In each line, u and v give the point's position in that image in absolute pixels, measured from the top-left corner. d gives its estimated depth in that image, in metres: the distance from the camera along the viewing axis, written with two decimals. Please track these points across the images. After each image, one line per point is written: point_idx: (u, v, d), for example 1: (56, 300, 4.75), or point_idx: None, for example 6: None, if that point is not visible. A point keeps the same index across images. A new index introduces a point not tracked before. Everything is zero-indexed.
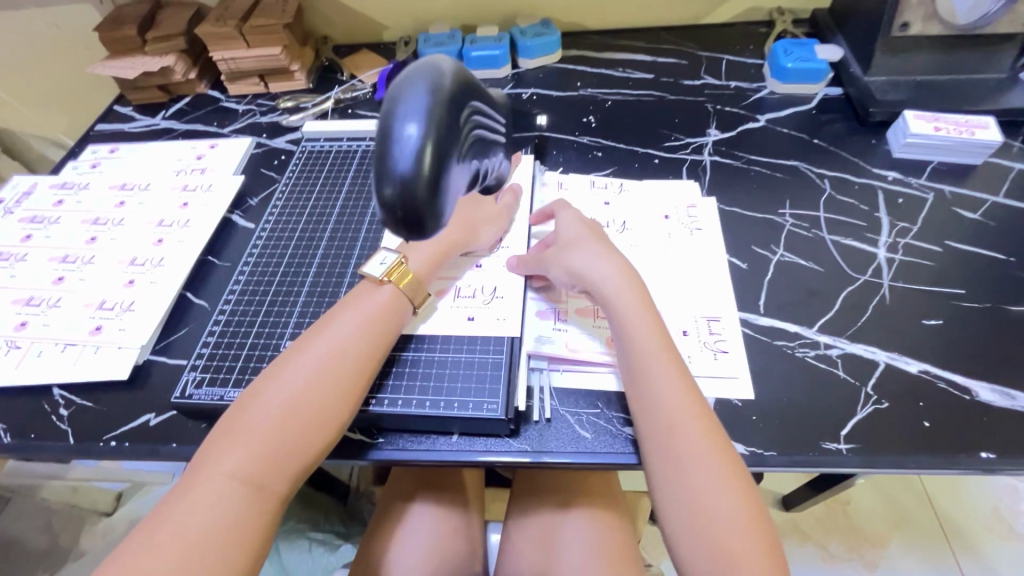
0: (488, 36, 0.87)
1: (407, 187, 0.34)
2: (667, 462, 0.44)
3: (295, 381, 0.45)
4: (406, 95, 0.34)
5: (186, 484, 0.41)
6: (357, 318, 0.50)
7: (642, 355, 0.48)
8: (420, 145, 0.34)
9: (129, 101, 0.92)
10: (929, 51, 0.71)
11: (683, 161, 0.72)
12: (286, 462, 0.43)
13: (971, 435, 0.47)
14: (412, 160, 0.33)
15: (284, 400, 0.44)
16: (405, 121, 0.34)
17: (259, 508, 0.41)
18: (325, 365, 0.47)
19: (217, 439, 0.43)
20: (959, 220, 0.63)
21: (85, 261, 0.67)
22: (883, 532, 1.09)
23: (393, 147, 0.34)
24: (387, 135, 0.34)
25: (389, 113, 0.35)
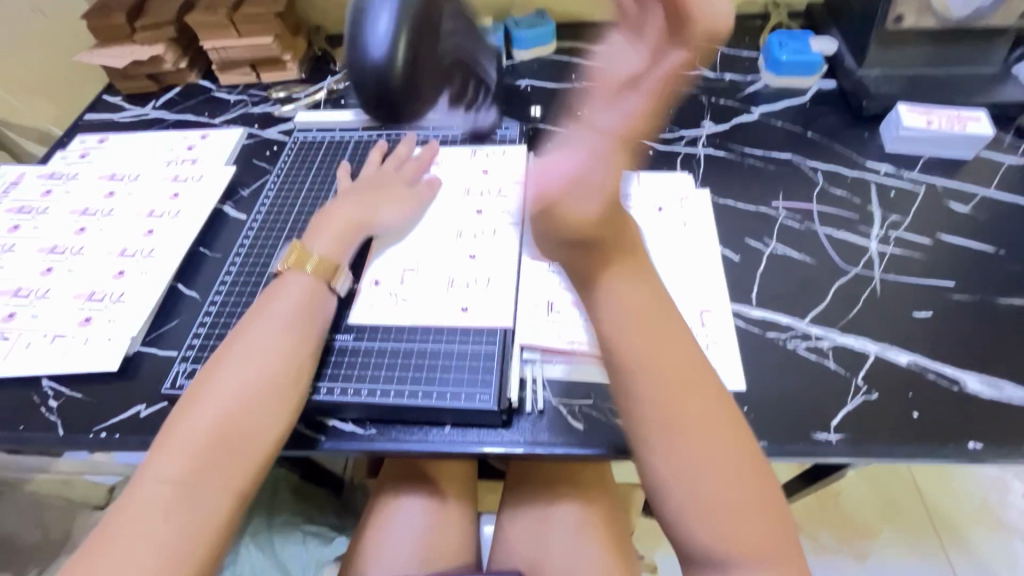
0: (482, 26, 0.86)
1: (380, 71, 0.51)
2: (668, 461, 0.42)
3: (240, 376, 0.46)
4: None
5: (127, 497, 0.40)
6: (290, 309, 0.51)
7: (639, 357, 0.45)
8: (388, 39, 0.50)
9: (118, 90, 0.91)
10: (923, 43, 0.72)
11: (677, 153, 0.72)
12: (242, 457, 0.43)
13: (959, 425, 0.48)
14: (382, 49, 0.50)
15: (231, 396, 0.44)
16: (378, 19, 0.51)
17: (214, 502, 0.41)
18: (268, 360, 0.47)
19: (161, 442, 0.43)
20: (950, 213, 0.63)
21: (73, 252, 0.67)
22: (872, 523, 1.11)
23: (366, 35, 0.51)
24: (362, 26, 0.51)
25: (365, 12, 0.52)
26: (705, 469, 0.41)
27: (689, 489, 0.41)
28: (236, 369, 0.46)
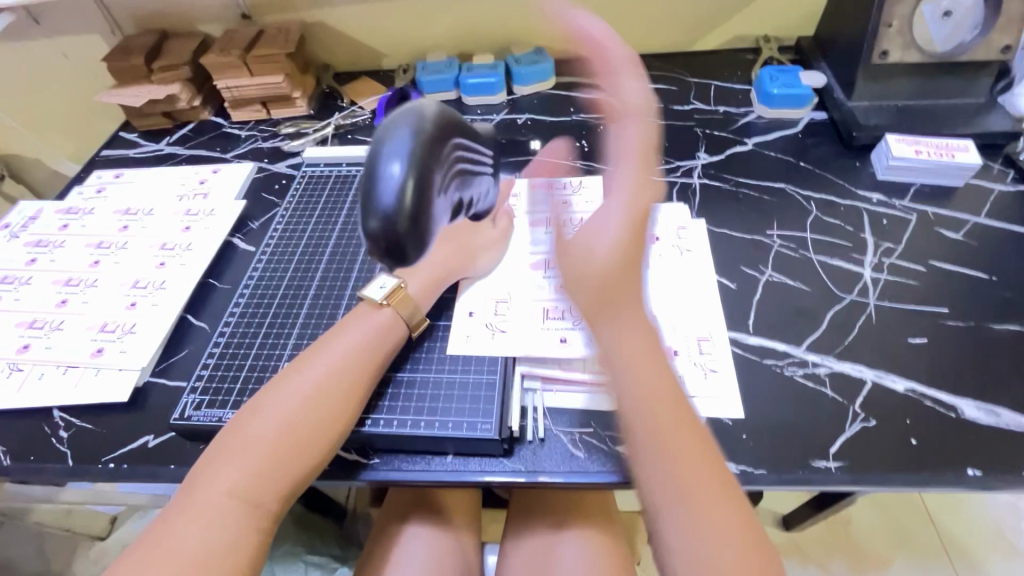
0: (484, 64, 0.90)
1: (391, 219, 0.43)
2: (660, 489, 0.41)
3: (290, 401, 0.46)
4: (389, 147, 0.43)
5: (184, 499, 0.42)
6: (355, 338, 0.51)
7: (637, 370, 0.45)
8: (398, 184, 0.43)
9: (134, 127, 0.95)
10: (910, 76, 0.74)
11: (673, 183, 0.74)
12: (282, 483, 0.43)
13: (958, 452, 0.48)
14: (392, 199, 0.43)
15: (280, 420, 0.45)
16: (389, 164, 0.43)
17: (252, 526, 0.41)
18: (329, 381, 0.48)
19: (213, 456, 0.44)
20: (943, 240, 0.64)
21: (87, 285, 0.69)
22: (884, 552, 1.09)
23: (380, 185, 0.43)
24: (374, 179, 0.43)
25: (375, 160, 0.44)
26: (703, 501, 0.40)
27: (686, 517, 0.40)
28: (295, 385, 0.47)
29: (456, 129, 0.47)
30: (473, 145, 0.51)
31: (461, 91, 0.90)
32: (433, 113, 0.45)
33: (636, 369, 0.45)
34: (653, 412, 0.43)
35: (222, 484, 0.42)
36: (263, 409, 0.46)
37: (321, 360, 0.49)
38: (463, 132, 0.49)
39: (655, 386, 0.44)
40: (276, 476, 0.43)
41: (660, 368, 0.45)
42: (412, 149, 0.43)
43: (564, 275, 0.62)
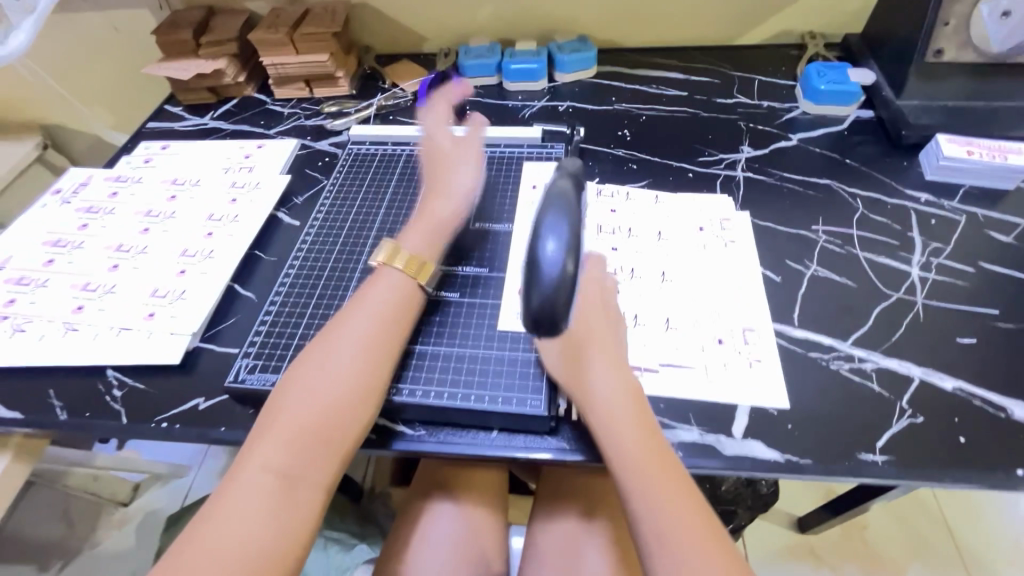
0: (527, 50, 0.90)
1: (549, 296, 0.49)
2: (618, 449, 0.45)
3: (328, 373, 0.47)
4: (547, 226, 0.52)
5: (230, 480, 0.42)
6: (381, 306, 0.52)
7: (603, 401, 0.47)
8: (561, 263, 0.49)
9: (179, 101, 0.96)
10: (963, 76, 0.73)
11: (716, 176, 0.74)
12: (324, 451, 0.44)
13: (1006, 453, 0.48)
14: (557, 271, 0.49)
15: (316, 390, 0.46)
16: (549, 244, 0.50)
17: (300, 499, 0.42)
18: (361, 351, 0.49)
19: (256, 432, 0.45)
20: (993, 242, 0.64)
21: (138, 251, 0.70)
22: (901, 559, 1.08)
23: (542, 264, 0.49)
24: (537, 258, 0.50)
25: (536, 240, 0.51)
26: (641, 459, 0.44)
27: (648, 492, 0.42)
28: (320, 371, 0.48)
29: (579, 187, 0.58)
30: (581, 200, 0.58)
31: (503, 76, 0.90)
32: (568, 188, 0.56)
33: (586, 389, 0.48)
34: (602, 398, 0.48)
35: (267, 462, 0.43)
36: (299, 382, 0.47)
37: (343, 347, 0.49)
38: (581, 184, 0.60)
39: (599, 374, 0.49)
40: (317, 450, 0.44)
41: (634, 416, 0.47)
42: (568, 227, 0.52)
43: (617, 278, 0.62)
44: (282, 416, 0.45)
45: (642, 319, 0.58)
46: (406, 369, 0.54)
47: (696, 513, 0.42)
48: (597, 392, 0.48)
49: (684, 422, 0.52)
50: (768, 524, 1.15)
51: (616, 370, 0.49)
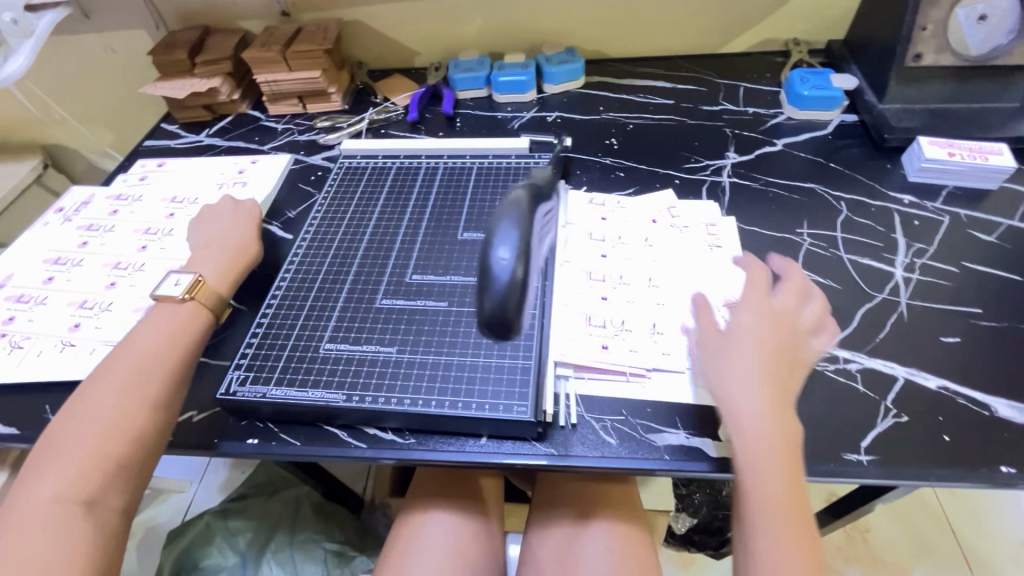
0: (515, 63, 0.92)
1: (501, 302, 0.41)
2: (753, 478, 0.43)
3: (99, 397, 0.48)
4: (499, 229, 0.42)
5: (13, 506, 0.43)
6: (157, 331, 0.54)
7: (751, 420, 0.45)
8: (512, 268, 0.41)
9: (175, 119, 0.98)
10: (943, 79, 0.74)
11: (702, 182, 0.75)
12: (109, 475, 0.45)
13: (991, 450, 0.48)
14: (507, 277, 0.41)
15: (95, 416, 0.47)
16: (500, 249, 0.41)
17: (96, 525, 0.43)
18: (135, 373, 0.50)
19: (38, 457, 0.45)
20: (976, 242, 0.64)
21: (136, 268, 0.71)
22: (905, 563, 1.07)
23: (491, 272, 0.41)
24: (487, 264, 0.42)
25: (487, 244, 0.42)
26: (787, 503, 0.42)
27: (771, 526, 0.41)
28: (124, 362, 0.51)
29: (539, 196, 0.48)
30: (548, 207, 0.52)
31: (493, 89, 0.91)
32: (522, 197, 0.45)
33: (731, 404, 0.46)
34: (743, 419, 0.45)
35: (46, 490, 0.43)
36: (84, 406, 0.47)
37: (144, 337, 0.53)
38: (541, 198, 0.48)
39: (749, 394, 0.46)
40: (96, 474, 0.44)
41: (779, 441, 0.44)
42: (521, 232, 0.43)
43: (604, 284, 0.63)
44: (92, 392, 0.48)
45: (629, 324, 0.59)
46: (394, 379, 0.55)
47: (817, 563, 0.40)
48: (742, 412, 0.45)
49: (670, 426, 0.52)
50: None
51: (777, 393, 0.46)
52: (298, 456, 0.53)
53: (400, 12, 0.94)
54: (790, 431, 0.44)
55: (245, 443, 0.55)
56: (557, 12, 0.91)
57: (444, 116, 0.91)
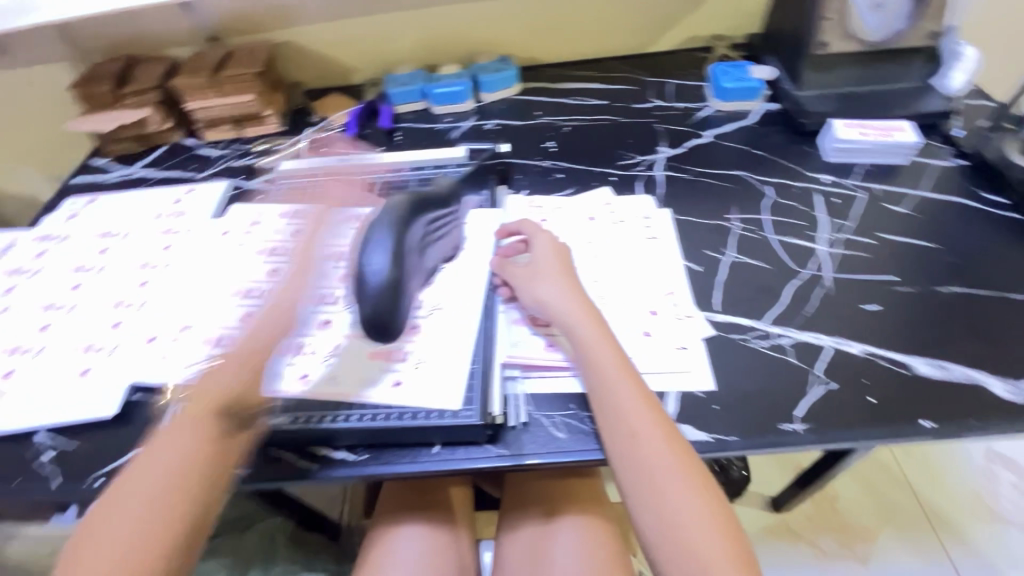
0: (450, 74, 0.93)
1: (376, 301, 0.52)
2: (630, 465, 0.47)
3: (118, 527, 0.45)
4: (374, 235, 0.53)
5: None
6: (174, 453, 0.48)
7: (617, 409, 0.49)
8: (381, 270, 0.51)
9: (105, 153, 0.95)
10: (849, 65, 0.79)
11: (637, 177, 0.77)
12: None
13: (912, 407, 0.51)
14: (378, 279, 0.51)
15: (113, 542, 0.44)
16: (372, 254, 0.52)
17: None
18: (150, 501, 0.46)
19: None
20: (890, 214, 0.69)
21: (70, 308, 0.69)
22: (871, 525, 1.12)
23: (365, 276, 0.52)
24: (362, 265, 0.52)
25: (363, 250, 0.53)
26: (669, 480, 0.46)
27: (656, 502, 0.45)
28: (143, 476, 0.47)
29: (423, 208, 0.59)
30: (440, 216, 0.62)
31: (430, 101, 0.92)
32: (401, 205, 0.56)
33: (602, 399, 0.50)
34: (616, 410, 0.49)
35: None
36: (104, 530, 0.45)
37: (159, 453, 0.48)
38: (430, 206, 0.60)
39: (615, 386, 0.50)
40: None
41: (646, 417, 0.48)
42: (392, 241, 0.53)
43: None
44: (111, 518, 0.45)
45: None
46: (340, 396, 0.54)
47: (717, 520, 0.45)
48: (613, 405, 0.49)
49: None
50: (743, 508, 1.17)
51: (632, 380, 0.50)
52: (248, 483, 0.52)
53: (331, 31, 0.94)
54: (654, 409, 0.49)
55: None
56: (487, 22, 0.93)
57: (383, 130, 0.91)
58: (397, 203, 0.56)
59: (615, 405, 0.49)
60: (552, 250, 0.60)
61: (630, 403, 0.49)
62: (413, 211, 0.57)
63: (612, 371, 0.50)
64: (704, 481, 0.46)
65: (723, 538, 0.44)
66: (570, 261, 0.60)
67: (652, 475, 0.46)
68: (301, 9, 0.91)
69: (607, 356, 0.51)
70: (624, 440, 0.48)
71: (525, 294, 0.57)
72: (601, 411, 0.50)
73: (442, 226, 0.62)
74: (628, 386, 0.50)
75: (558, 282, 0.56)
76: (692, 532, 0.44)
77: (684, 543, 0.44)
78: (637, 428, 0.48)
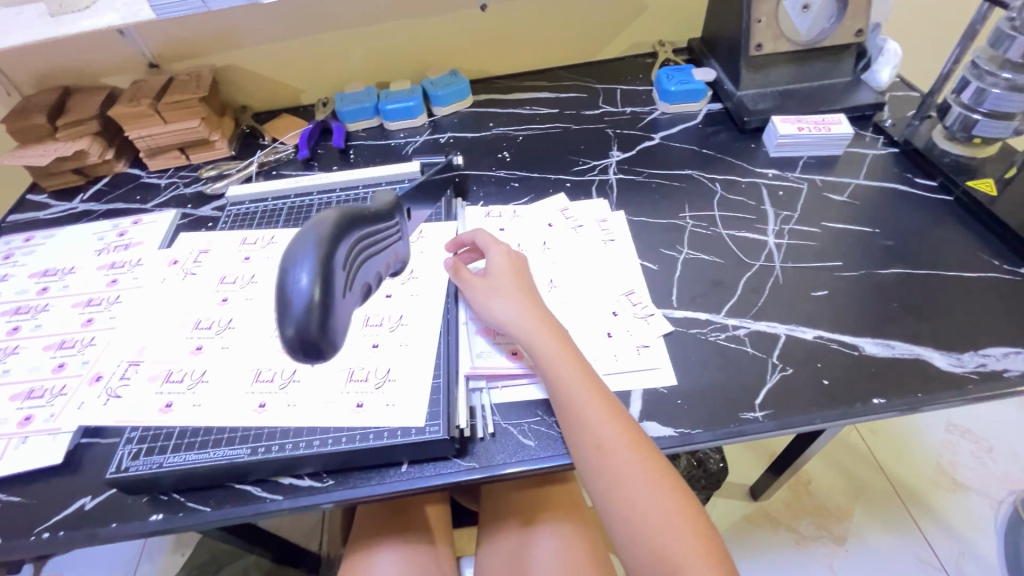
0: (401, 90, 0.93)
1: (303, 325, 0.39)
2: (599, 476, 0.47)
3: None
4: (297, 249, 0.40)
5: None
6: None
7: (581, 421, 0.49)
8: (310, 290, 0.39)
9: (42, 188, 0.91)
10: (785, 64, 0.83)
11: (591, 181, 0.79)
12: None
13: (864, 386, 0.53)
14: (304, 299, 0.39)
15: None
16: (298, 271, 0.39)
17: None
18: None
19: None
20: (831, 203, 0.72)
21: (7, 352, 0.65)
22: (844, 505, 1.15)
23: (288, 295, 0.39)
24: (283, 287, 0.39)
25: (284, 267, 0.40)
26: (637, 487, 0.46)
27: (625, 510, 0.46)
28: None
29: (360, 216, 0.45)
30: (380, 230, 0.47)
31: (382, 117, 0.92)
32: (334, 215, 0.42)
33: (567, 413, 0.50)
34: (582, 423, 0.49)
35: None
36: None
37: None
38: (367, 215, 0.46)
39: (580, 398, 0.50)
40: None
41: (611, 426, 0.49)
42: (320, 251, 0.40)
43: None
44: None
45: None
46: (301, 423, 0.53)
47: (687, 521, 0.46)
48: (579, 418, 0.49)
49: None
50: (722, 499, 1.19)
51: (595, 389, 0.50)
52: (209, 522, 0.50)
53: (278, 53, 0.92)
54: (619, 416, 0.49)
55: (148, 521, 0.51)
56: (435, 37, 0.94)
57: (336, 150, 0.90)
58: (326, 213, 0.42)
59: (581, 418, 0.49)
60: (508, 262, 0.59)
61: (594, 414, 0.49)
62: (347, 215, 0.43)
63: (575, 385, 0.50)
64: (672, 484, 0.47)
65: (694, 539, 0.45)
66: (526, 274, 0.59)
67: (619, 484, 0.47)
68: (246, 32, 0.89)
69: (568, 368, 0.51)
70: (591, 452, 0.48)
71: (483, 310, 0.57)
72: (567, 423, 0.50)
73: (379, 237, 0.47)
74: (591, 396, 0.50)
75: (514, 297, 0.56)
76: (662, 537, 0.45)
77: (657, 549, 0.44)
78: (603, 438, 0.48)
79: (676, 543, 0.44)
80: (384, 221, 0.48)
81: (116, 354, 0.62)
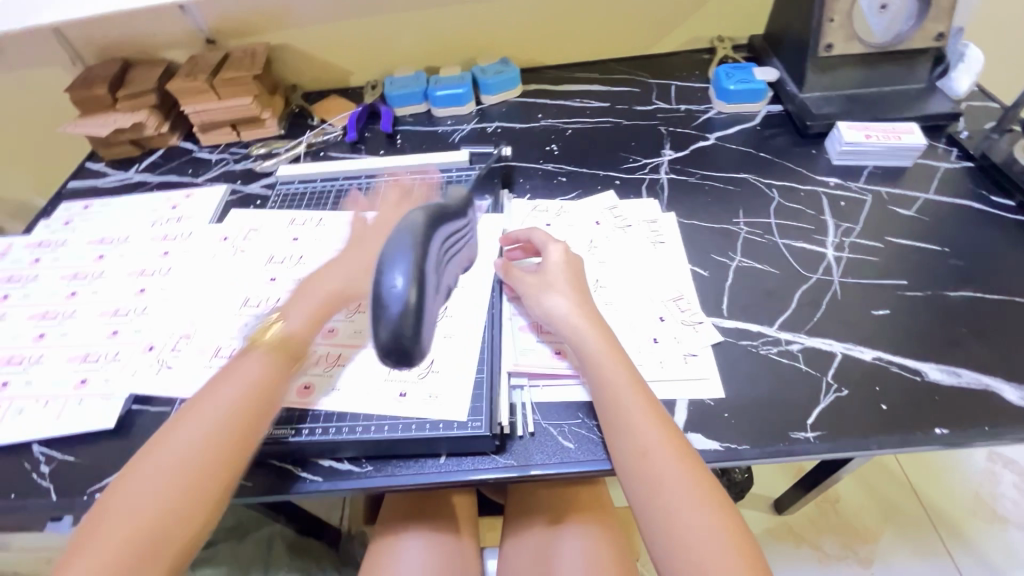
0: (451, 76, 0.92)
1: (398, 328, 0.41)
2: (641, 483, 0.46)
3: None
4: (392, 255, 0.42)
5: None
6: None
7: (626, 424, 0.48)
8: (406, 295, 0.41)
9: (100, 157, 0.94)
10: (855, 66, 0.79)
11: (641, 180, 0.77)
12: None
13: (925, 414, 0.51)
14: (401, 303, 0.40)
15: None
16: (394, 275, 0.41)
17: None
18: None
19: None
20: (896, 217, 0.68)
21: (66, 316, 0.67)
22: (873, 526, 1.12)
23: (385, 299, 0.41)
24: (381, 291, 0.41)
25: (379, 270, 0.42)
26: (679, 497, 0.45)
27: (666, 519, 0.45)
28: None
29: (442, 217, 0.47)
30: (457, 229, 0.49)
31: (430, 103, 0.91)
32: (421, 219, 0.44)
33: (611, 414, 0.49)
34: (626, 426, 0.48)
35: None
36: None
37: None
38: (447, 216, 0.48)
39: (626, 401, 0.49)
40: None
41: (656, 432, 0.48)
42: (414, 256, 0.42)
43: None
44: None
45: None
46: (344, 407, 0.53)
47: (731, 537, 0.44)
48: (624, 421, 0.48)
49: None
50: (746, 511, 1.16)
51: (642, 394, 0.50)
52: (251, 497, 0.51)
53: (331, 33, 0.92)
54: (665, 423, 0.48)
55: None
56: (489, 24, 0.92)
57: (384, 134, 0.90)
58: (415, 216, 0.45)
59: (626, 422, 0.48)
60: (563, 259, 0.58)
61: (640, 418, 0.48)
62: (431, 217, 0.45)
63: (623, 388, 0.50)
64: (716, 497, 0.45)
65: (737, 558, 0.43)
66: (580, 273, 0.58)
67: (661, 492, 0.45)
68: (302, 11, 0.89)
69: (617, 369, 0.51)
70: (634, 456, 0.47)
71: (532, 306, 0.56)
72: (611, 426, 0.49)
73: (456, 237, 0.49)
74: (637, 401, 0.49)
75: (566, 294, 0.55)
76: (705, 553, 0.43)
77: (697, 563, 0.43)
78: (647, 443, 0.47)
79: (719, 560, 0.42)
80: (460, 221, 0.50)
81: (167, 324, 0.63)
